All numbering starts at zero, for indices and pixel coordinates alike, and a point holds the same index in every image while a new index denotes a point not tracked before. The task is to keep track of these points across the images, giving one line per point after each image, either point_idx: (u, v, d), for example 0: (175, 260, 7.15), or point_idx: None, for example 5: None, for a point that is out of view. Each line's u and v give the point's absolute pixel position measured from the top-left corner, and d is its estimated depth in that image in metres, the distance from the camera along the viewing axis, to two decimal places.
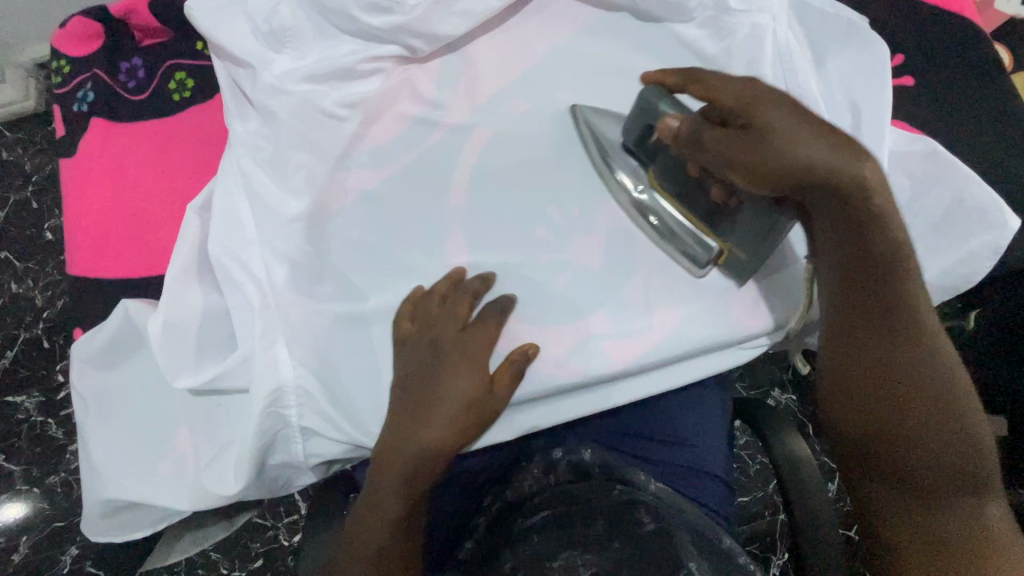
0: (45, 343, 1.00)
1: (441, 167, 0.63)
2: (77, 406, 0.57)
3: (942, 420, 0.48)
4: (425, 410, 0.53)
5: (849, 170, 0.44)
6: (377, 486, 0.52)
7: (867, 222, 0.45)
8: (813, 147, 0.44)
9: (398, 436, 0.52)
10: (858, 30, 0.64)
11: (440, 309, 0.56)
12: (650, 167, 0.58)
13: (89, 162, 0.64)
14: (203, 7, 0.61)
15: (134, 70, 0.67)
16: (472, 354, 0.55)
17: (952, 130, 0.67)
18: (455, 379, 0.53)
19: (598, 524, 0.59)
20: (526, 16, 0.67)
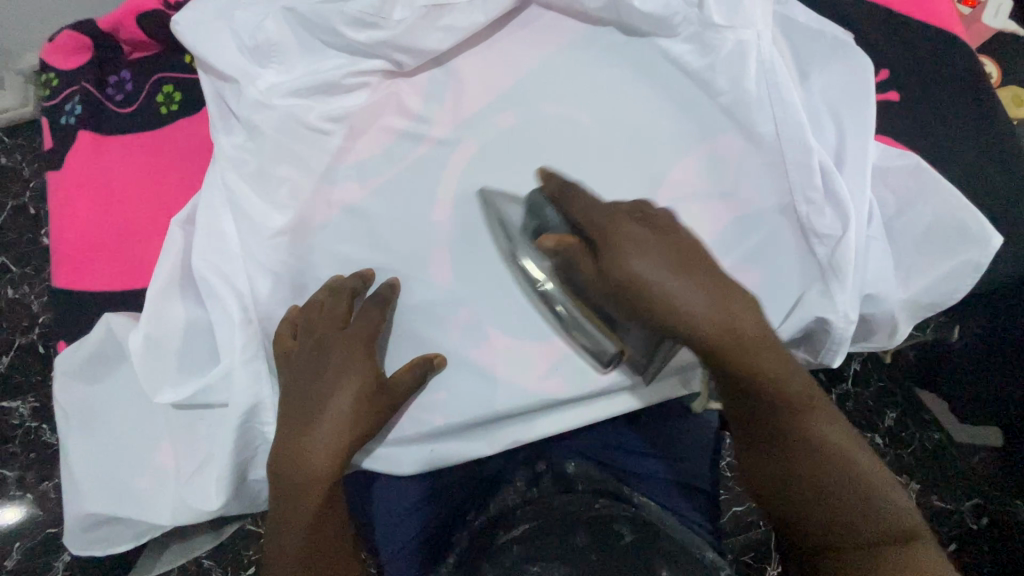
0: (39, 350, 1.01)
1: (426, 180, 0.63)
2: (60, 419, 0.57)
3: (821, 461, 0.48)
4: (302, 417, 0.52)
5: (706, 313, 0.48)
6: (276, 491, 0.51)
7: (744, 334, 0.48)
8: (649, 263, 0.48)
9: (288, 445, 0.51)
10: (842, 47, 0.64)
11: (348, 312, 0.56)
12: (554, 288, 0.58)
13: (77, 174, 0.64)
14: (190, 23, 0.61)
15: (123, 83, 0.67)
16: (357, 351, 0.54)
17: (937, 145, 0.67)
18: (308, 386, 0.53)
19: (578, 535, 0.58)
20: (512, 31, 0.67)
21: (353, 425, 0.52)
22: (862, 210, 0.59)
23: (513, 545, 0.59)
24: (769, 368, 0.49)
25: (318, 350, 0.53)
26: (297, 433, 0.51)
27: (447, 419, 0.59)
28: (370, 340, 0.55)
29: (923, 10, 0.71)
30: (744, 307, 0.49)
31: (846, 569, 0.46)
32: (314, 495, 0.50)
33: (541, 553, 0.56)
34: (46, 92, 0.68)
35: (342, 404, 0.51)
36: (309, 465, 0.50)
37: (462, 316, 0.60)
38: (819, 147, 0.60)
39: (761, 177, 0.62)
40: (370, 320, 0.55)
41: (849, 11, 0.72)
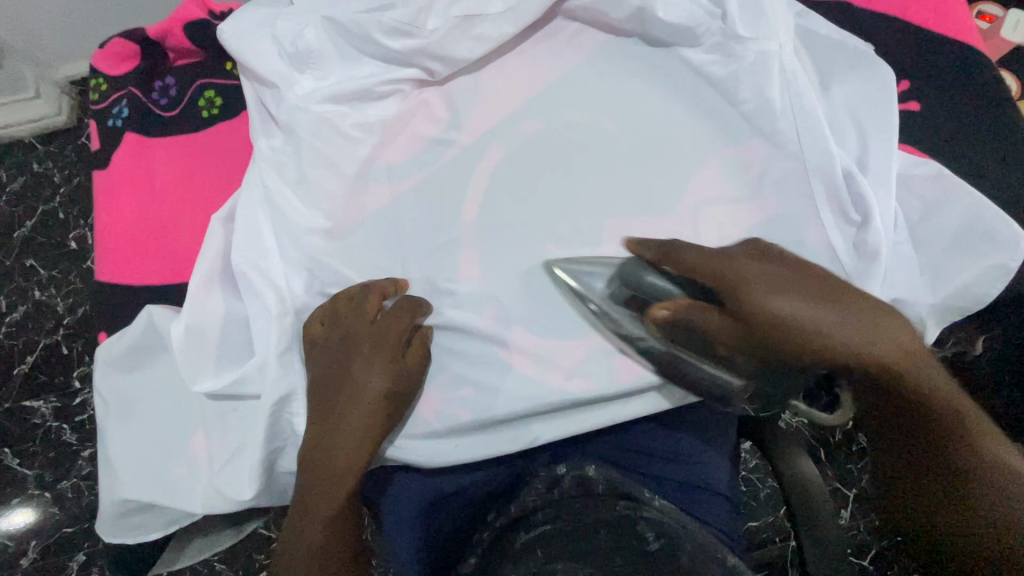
0: (62, 350, 1.05)
1: (456, 183, 0.65)
2: (99, 406, 0.59)
3: (928, 411, 0.47)
4: (332, 411, 0.54)
5: (823, 324, 0.45)
6: (304, 481, 0.52)
7: (861, 317, 0.46)
8: (789, 298, 0.46)
9: (319, 440, 0.53)
10: (864, 58, 0.65)
11: (376, 309, 0.57)
12: (693, 358, 0.54)
13: (121, 174, 0.67)
14: (234, 32, 0.64)
15: (168, 88, 0.70)
16: (387, 350, 0.55)
17: (959, 154, 0.68)
18: (339, 384, 0.54)
19: (602, 537, 0.60)
20: (540, 42, 0.69)
21: (386, 413, 0.54)
22: (886, 216, 0.61)
23: (537, 547, 0.60)
24: (801, 326, 0.45)
25: (348, 349, 0.55)
26: (329, 426, 0.53)
27: (473, 416, 0.60)
28: (395, 339, 0.56)
29: (943, 24, 0.73)
30: (824, 276, 0.49)
31: (978, 490, 0.46)
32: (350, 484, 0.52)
33: (562, 552, 0.58)
34: (93, 96, 0.71)
35: (374, 393, 0.53)
36: (345, 457, 0.52)
37: (490, 314, 0.62)
38: (840, 155, 0.62)
39: (784, 184, 0.63)
40: (398, 320, 0.56)
41: (869, 24, 0.73)
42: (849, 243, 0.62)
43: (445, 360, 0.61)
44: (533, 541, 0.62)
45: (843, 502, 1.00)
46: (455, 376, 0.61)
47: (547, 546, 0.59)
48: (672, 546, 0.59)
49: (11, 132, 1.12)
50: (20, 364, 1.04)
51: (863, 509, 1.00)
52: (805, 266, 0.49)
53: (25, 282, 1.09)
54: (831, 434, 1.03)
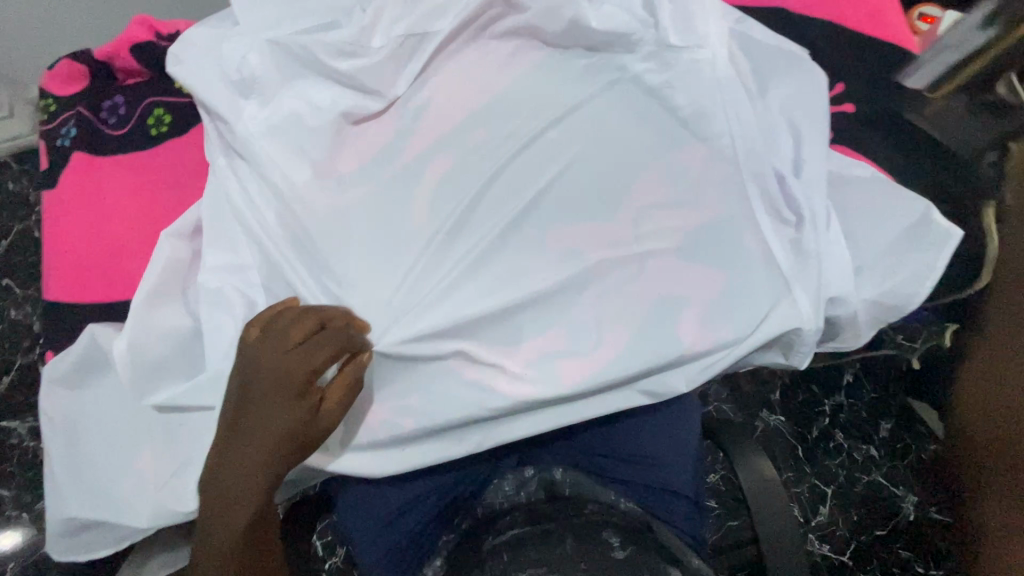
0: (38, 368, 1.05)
1: (403, 190, 0.65)
2: (46, 425, 0.59)
3: None
4: (241, 440, 0.53)
5: None
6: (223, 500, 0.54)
7: None
8: None
9: (226, 458, 0.54)
10: (798, 62, 0.68)
11: (298, 338, 0.52)
12: None
13: (70, 193, 0.68)
14: (193, 55, 0.67)
15: (117, 107, 0.71)
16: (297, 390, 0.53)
17: (889, 154, 0.71)
18: (248, 410, 0.53)
19: (567, 545, 0.61)
20: (483, 50, 0.70)
21: (285, 453, 0.53)
22: (815, 219, 0.64)
23: (503, 553, 0.62)
24: None
25: (265, 380, 0.52)
26: (244, 451, 0.53)
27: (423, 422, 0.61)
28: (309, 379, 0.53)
29: (875, 25, 0.75)
30: None
31: None
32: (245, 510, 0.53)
33: (527, 562, 0.60)
34: (43, 117, 0.71)
35: (274, 432, 0.52)
36: (244, 484, 0.53)
37: (434, 322, 0.61)
38: (773, 158, 0.66)
39: (723, 187, 0.65)
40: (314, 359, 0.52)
41: (804, 29, 0.76)
42: (785, 241, 0.64)
43: (389, 369, 0.61)
44: (501, 547, 0.63)
45: (819, 498, 1.00)
46: (402, 383, 0.62)
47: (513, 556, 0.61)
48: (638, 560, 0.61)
49: None
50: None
51: (844, 503, 1.00)
52: None
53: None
54: (807, 431, 1.04)
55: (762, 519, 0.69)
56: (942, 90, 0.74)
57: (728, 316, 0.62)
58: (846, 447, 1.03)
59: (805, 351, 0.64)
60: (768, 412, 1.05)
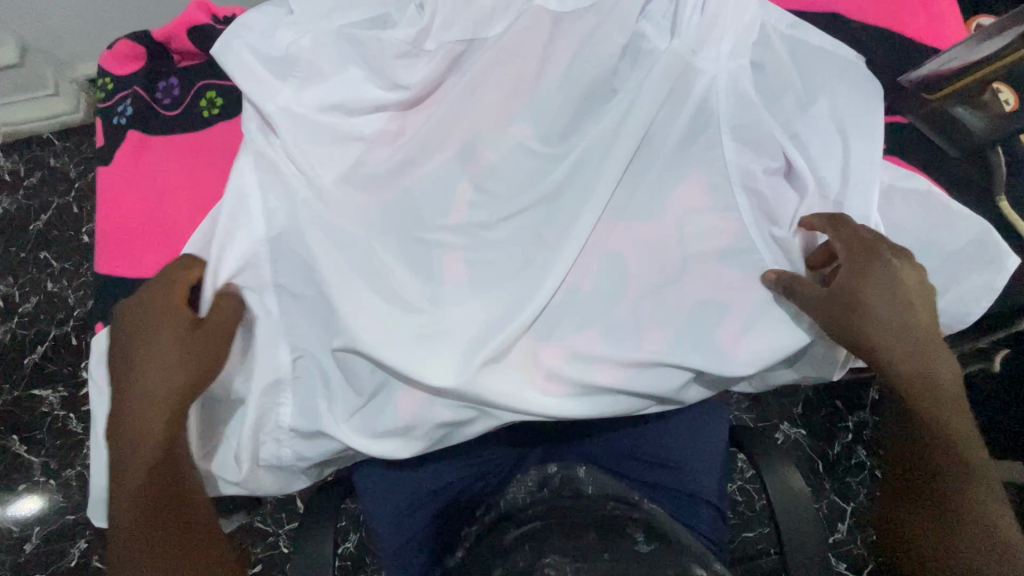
0: (71, 340, 1.13)
1: (445, 185, 0.66)
2: (94, 394, 0.62)
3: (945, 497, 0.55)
4: (123, 403, 0.54)
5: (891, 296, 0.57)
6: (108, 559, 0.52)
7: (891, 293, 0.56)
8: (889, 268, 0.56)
9: (114, 423, 0.54)
10: (852, 69, 0.66)
11: (178, 307, 0.56)
12: None
13: (123, 170, 0.69)
14: (239, 33, 0.67)
15: (171, 89, 0.73)
16: (160, 408, 0.54)
17: (934, 172, 0.71)
18: (116, 450, 0.53)
19: (589, 535, 0.62)
20: (536, 30, 0.67)
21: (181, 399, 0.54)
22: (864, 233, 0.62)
23: (523, 543, 0.62)
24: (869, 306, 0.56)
25: (128, 411, 0.54)
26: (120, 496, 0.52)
27: (455, 415, 0.61)
28: (166, 391, 0.54)
29: (935, 36, 0.72)
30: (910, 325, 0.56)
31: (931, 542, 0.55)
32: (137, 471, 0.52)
33: (552, 548, 0.60)
34: (100, 94, 0.73)
35: (170, 377, 0.54)
36: (141, 448, 0.53)
37: (474, 314, 0.62)
38: (824, 169, 0.65)
39: (762, 198, 0.64)
40: (167, 373, 0.54)
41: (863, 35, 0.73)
42: None
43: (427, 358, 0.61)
44: (520, 537, 0.64)
45: (837, 515, 0.99)
46: None
47: (535, 537, 0.62)
48: (664, 552, 0.61)
49: (30, 128, 1.23)
50: (32, 354, 1.12)
51: (861, 522, 0.99)
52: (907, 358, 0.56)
53: (36, 275, 1.19)
54: (828, 446, 1.03)
55: (792, 533, 0.66)
56: (938, 95, 0.68)
57: (768, 325, 0.62)
58: (868, 466, 1.01)
59: (840, 363, 0.64)
60: (788, 424, 1.04)
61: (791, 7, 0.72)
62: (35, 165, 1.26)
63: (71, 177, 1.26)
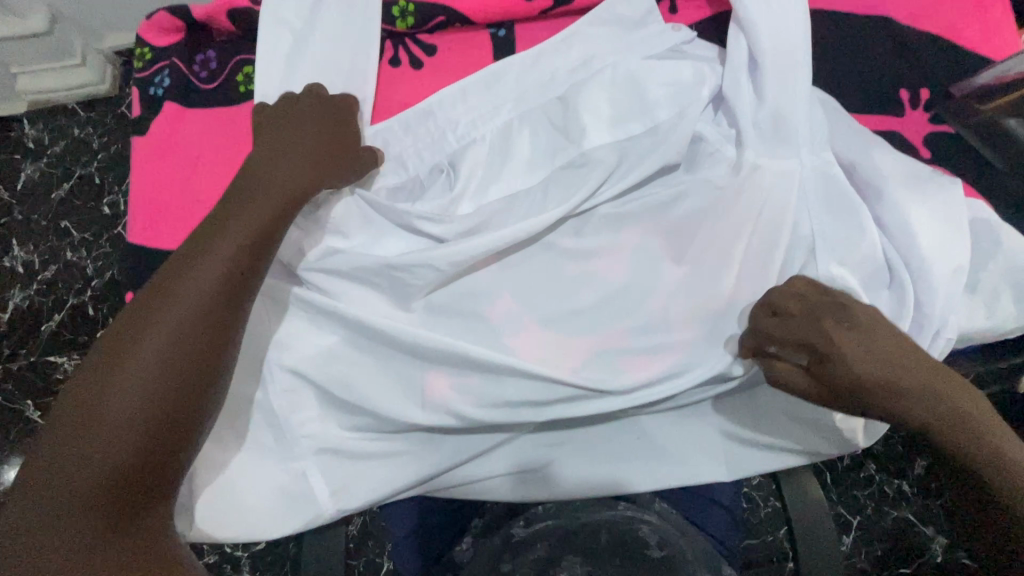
0: (87, 311, 1.19)
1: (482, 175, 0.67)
2: None
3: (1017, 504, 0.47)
4: (146, 317, 0.48)
5: (853, 367, 0.51)
6: (90, 460, 0.44)
7: (863, 377, 0.51)
8: (859, 356, 0.51)
9: (138, 312, 0.49)
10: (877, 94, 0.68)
11: (313, 152, 0.60)
12: None
13: (158, 142, 0.69)
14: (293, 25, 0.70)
15: (208, 62, 0.72)
16: (272, 208, 0.56)
17: (979, 185, 0.69)
18: (136, 337, 0.47)
19: (601, 539, 0.66)
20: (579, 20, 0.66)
21: (178, 371, 0.47)
22: (914, 240, 0.60)
23: (538, 543, 0.66)
24: (845, 368, 0.51)
25: (175, 285, 0.49)
26: (128, 375, 0.46)
27: (478, 404, 0.60)
28: (285, 183, 0.58)
29: (988, 44, 0.70)
30: (905, 383, 0.50)
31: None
32: (152, 391, 0.46)
33: (565, 546, 0.66)
34: (137, 64, 0.73)
35: (185, 288, 0.50)
36: (129, 359, 0.46)
37: (501, 305, 0.62)
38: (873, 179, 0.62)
39: (817, 202, 0.62)
40: (324, 133, 0.62)
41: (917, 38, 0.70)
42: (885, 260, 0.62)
43: None
44: (533, 536, 0.68)
45: (845, 527, 0.98)
46: None
47: (553, 544, 0.66)
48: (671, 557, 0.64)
49: (58, 96, 1.25)
50: (49, 321, 1.18)
51: (869, 536, 0.98)
52: (918, 392, 0.50)
53: (59, 242, 1.22)
54: (839, 458, 1.01)
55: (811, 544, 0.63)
56: (993, 104, 0.68)
57: None
58: (878, 481, 1.00)
59: None
60: None
61: (840, 9, 0.70)
62: (59, 134, 1.27)
63: (95, 148, 1.27)
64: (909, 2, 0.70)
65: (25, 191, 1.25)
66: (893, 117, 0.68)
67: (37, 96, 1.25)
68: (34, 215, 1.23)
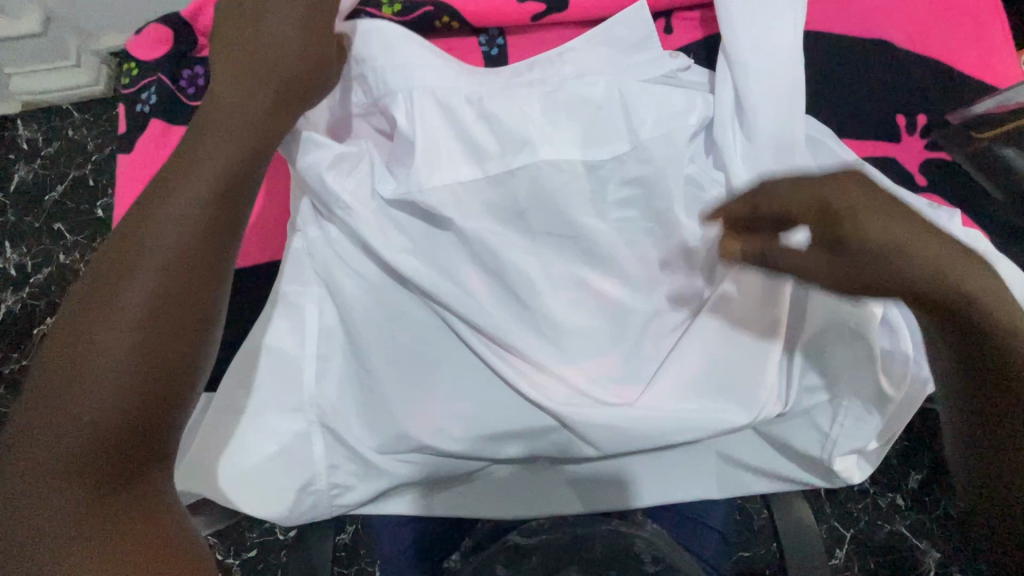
0: None
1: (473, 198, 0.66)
2: None
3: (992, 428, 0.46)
4: (131, 254, 0.48)
5: (864, 234, 0.40)
6: (87, 403, 0.43)
7: (876, 247, 0.41)
8: (881, 219, 0.41)
9: (126, 250, 0.48)
10: (875, 119, 0.67)
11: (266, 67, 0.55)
12: None
13: (145, 162, 0.68)
14: None
15: (196, 78, 0.71)
16: (244, 138, 0.54)
17: (975, 212, 0.68)
18: (118, 276, 0.47)
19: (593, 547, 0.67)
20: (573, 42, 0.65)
21: (171, 301, 0.47)
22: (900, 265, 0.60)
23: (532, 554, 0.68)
24: (899, 268, 0.41)
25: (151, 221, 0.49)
26: (112, 316, 0.45)
27: (466, 432, 0.60)
28: (274, 76, 0.55)
29: (988, 69, 0.68)
30: (902, 240, 0.41)
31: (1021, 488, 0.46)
32: (149, 325, 0.46)
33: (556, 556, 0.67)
34: (124, 79, 0.72)
35: (174, 216, 0.49)
36: (118, 303, 0.46)
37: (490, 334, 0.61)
38: None
39: None
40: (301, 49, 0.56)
41: (917, 62, 0.69)
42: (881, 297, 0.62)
43: (443, 375, 0.62)
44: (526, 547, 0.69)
45: (837, 541, 0.98)
46: (454, 387, 0.62)
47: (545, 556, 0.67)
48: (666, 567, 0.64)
49: (52, 97, 1.24)
50: (42, 325, 1.17)
51: (861, 550, 0.97)
52: (904, 236, 0.41)
53: (51, 245, 1.21)
54: None
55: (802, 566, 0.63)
56: (989, 133, 0.67)
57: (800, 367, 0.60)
58: (872, 494, 0.99)
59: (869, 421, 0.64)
60: None
61: (836, 30, 0.70)
62: (53, 135, 1.26)
63: (88, 150, 1.26)
64: (909, 25, 0.69)
65: (18, 192, 1.24)
66: (890, 142, 0.67)
67: (30, 97, 1.23)
68: (27, 218, 1.22)
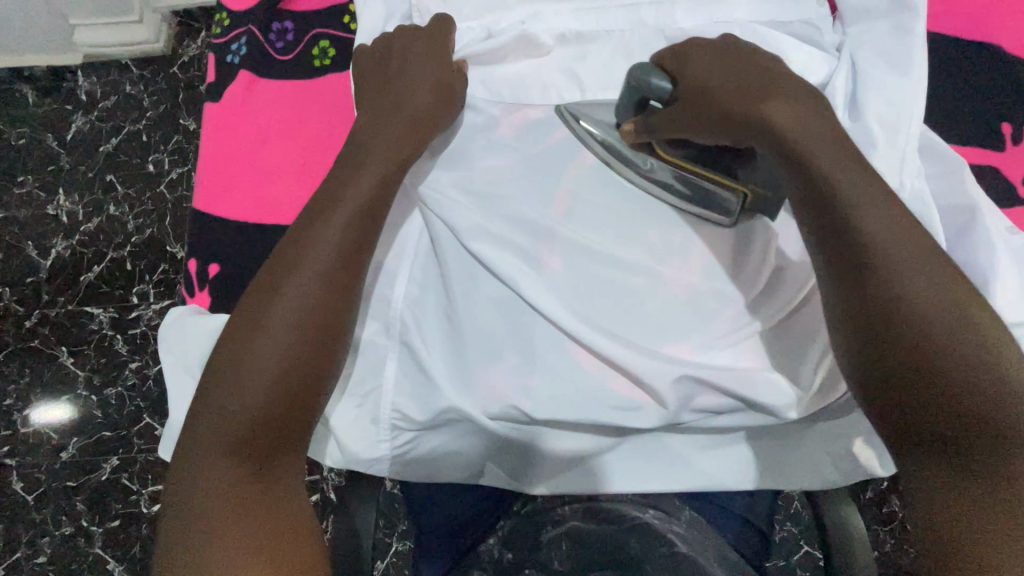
0: (122, 267, 1.20)
1: (554, 174, 0.64)
2: (167, 336, 0.60)
3: (922, 370, 0.42)
4: (299, 250, 0.53)
5: (917, 283, 0.44)
6: (242, 394, 0.48)
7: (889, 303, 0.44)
8: (917, 286, 0.44)
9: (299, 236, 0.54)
10: (975, 129, 0.65)
11: (416, 48, 0.62)
12: None
13: (230, 110, 0.69)
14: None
15: (285, 32, 0.72)
16: (373, 157, 0.57)
17: None
18: (209, 404, 0.49)
19: (632, 544, 0.65)
20: (663, 31, 0.65)
21: (318, 316, 0.51)
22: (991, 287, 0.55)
23: (563, 542, 0.65)
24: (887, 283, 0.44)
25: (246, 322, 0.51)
26: (219, 434, 0.47)
27: (535, 410, 0.58)
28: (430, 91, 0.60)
29: None
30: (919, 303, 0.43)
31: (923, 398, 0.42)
32: (304, 321, 0.51)
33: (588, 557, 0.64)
34: (216, 30, 0.73)
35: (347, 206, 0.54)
36: (278, 302, 0.51)
37: (559, 315, 0.59)
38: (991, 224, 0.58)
39: None
40: (429, 99, 0.60)
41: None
42: None
43: (507, 344, 0.60)
44: (558, 536, 0.66)
45: None
46: (519, 360, 0.59)
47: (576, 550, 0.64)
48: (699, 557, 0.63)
49: (114, 51, 1.26)
50: (89, 272, 1.20)
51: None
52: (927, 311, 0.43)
53: (103, 196, 1.23)
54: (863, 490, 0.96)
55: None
56: None
57: None
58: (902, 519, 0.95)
59: None
60: None
61: (939, 31, 0.68)
62: (111, 88, 1.28)
63: (145, 106, 1.27)
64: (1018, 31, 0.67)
65: (74, 142, 1.26)
66: (990, 152, 0.65)
67: (92, 48, 1.26)
68: (80, 167, 1.25)
